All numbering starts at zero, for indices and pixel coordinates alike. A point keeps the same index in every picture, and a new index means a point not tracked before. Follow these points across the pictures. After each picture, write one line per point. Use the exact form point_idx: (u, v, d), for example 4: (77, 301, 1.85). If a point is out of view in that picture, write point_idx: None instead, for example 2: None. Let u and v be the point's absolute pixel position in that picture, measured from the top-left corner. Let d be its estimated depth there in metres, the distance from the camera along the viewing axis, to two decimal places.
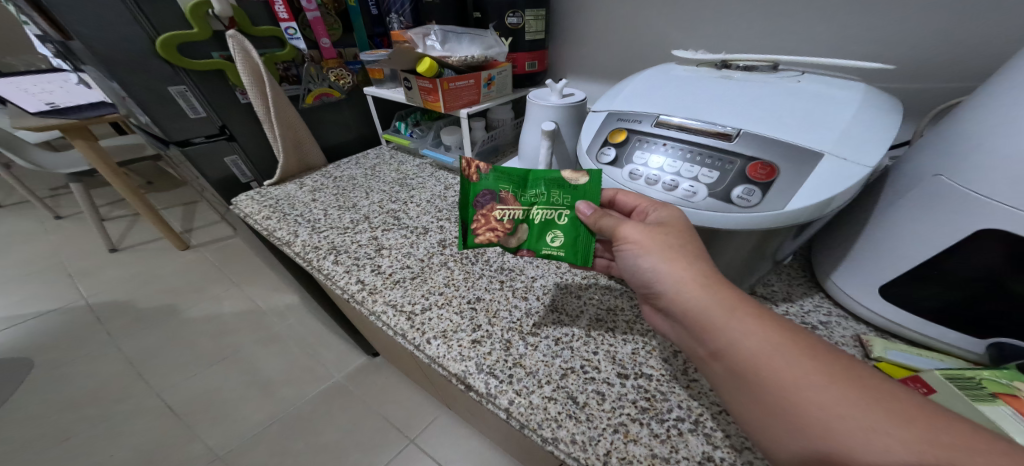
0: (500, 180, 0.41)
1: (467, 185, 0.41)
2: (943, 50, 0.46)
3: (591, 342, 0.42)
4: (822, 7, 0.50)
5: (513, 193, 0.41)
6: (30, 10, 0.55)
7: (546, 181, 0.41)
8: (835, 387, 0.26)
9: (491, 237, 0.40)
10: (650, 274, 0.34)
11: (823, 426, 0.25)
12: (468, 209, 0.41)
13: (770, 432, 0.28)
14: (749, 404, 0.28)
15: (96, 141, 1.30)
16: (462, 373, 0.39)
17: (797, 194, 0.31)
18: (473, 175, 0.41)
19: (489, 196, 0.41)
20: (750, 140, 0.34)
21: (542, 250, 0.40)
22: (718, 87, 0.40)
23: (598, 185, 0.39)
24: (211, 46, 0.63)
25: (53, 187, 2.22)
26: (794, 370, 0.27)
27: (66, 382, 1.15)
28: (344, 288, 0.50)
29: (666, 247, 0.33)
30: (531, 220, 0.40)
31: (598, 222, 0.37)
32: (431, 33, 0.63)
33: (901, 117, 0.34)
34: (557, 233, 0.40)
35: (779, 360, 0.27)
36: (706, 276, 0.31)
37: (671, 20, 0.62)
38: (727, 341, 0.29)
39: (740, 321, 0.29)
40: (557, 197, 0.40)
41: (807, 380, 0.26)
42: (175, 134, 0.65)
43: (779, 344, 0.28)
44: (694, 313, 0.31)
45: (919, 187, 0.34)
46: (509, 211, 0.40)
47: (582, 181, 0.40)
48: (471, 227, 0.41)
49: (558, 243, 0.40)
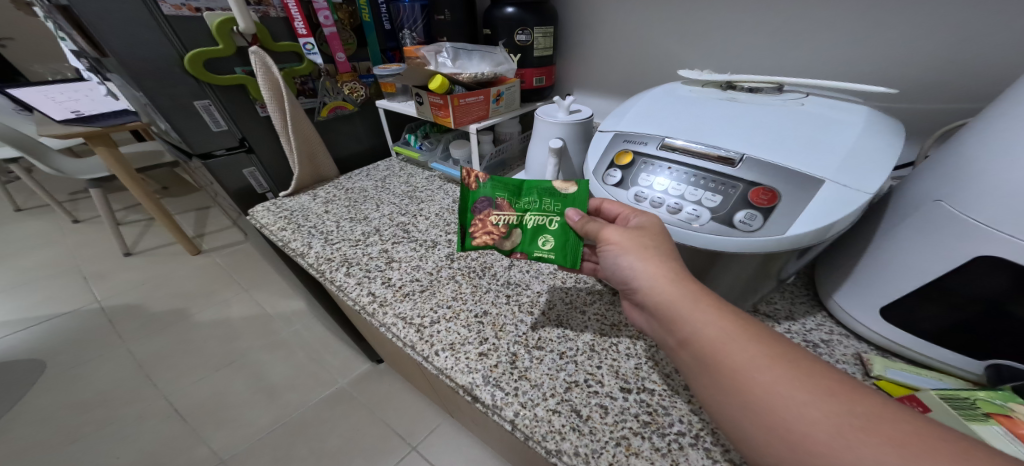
0: (498, 189, 0.43)
1: (466, 194, 0.43)
2: (947, 70, 0.46)
3: (595, 356, 0.43)
4: (825, 29, 0.51)
5: (509, 200, 0.43)
6: (68, 27, 0.58)
7: (539, 189, 0.43)
8: (790, 374, 0.27)
9: (487, 240, 0.42)
10: (628, 272, 0.34)
11: (770, 406, 0.26)
12: (468, 216, 0.43)
13: (725, 416, 0.28)
14: (704, 387, 0.29)
15: (116, 148, 1.34)
16: (469, 384, 0.40)
17: (798, 220, 0.32)
18: (472, 183, 0.43)
19: (487, 202, 0.43)
20: (753, 166, 0.35)
21: (533, 253, 0.41)
22: (721, 110, 0.41)
23: (586, 194, 0.41)
24: (234, 61, 0.66)
25: (72, 192, 2.28)
26: (744, 354, 0.28)
27: (78, 383, 1.18)
28: (355, 300, 0.51)
29: (643, 247, 0.34)
30: (524, 225, 0.42)
31: (585, 226, 0.38)
32: (443, 51, 0.65)
33: (903, 141, 0.35)
34: (548, 237, 0.41)
35: (733, 345, 0.28)
36: (677, 272, 0.32)
37: (676, 39, 0.63)
38: (691, 331, 0.30)
39: (702, 311, 0.30)
40: (549, 204, 0.42)
41: (756, 364, 0.27)
42: (199, 147, 0.68)
43: (736, 333, 0.29)
44: (663, 307, 0.31)
45: (921, 211, 0.35)
46: (503, 217, 0.42)
47: (571, 190, 0.42)
48: (469, 231, 0.43)
49: (548, 247, 0.41)
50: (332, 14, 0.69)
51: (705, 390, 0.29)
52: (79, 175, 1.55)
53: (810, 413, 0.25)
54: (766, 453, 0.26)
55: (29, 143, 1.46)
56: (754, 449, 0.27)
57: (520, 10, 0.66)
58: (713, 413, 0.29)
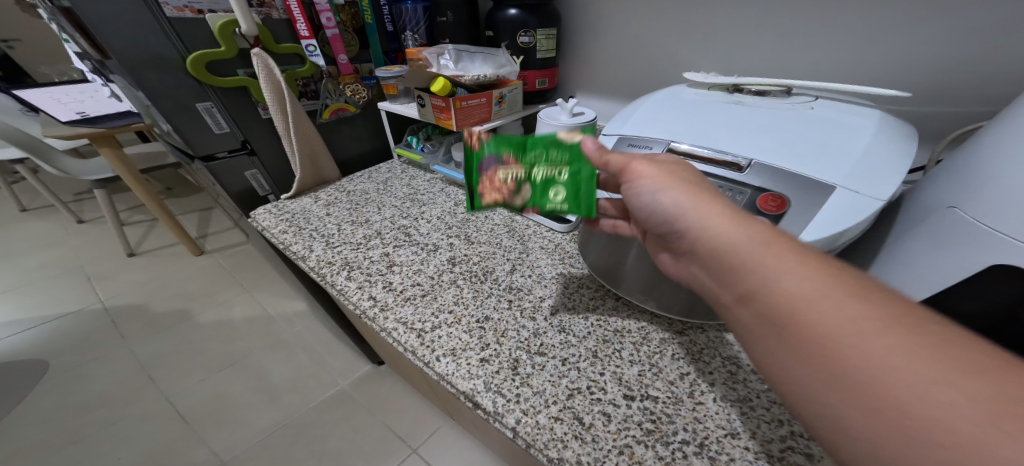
0: (501, 146, 0.41)
1: (474, 153, 0.42)
2: (957, 72, 0.46)
3: (598, 363, 0.42)
4: (833, 31, 0.51)
5: (514, 156, 0.41)
6: (71, 29, 0.58)
7: (544, 141, 0.41)
8: (899, 335, 0.21)
9: (496, 197, 0.41)
10: (676, 214, 0.31)
11: (867, 372, 0.21)
12: (474, 176, 0.43)
13: (803, 387, 0.23)
14: (776, 350, 0.24)
15: (120, 149, 1.35)
16: (470, 391, 0.40)
17: (808, 227, 0.31)
18: (475, 143, 0.42)
19: (492, 161, 0.42)
20: (762, 171, 0.35)
21: (546, 206, 0.40)
22: (728, 113, 0.41)
23: (594, 140, 0.40)
24: (236, 63, 0.66)
25: (77, 192, 2.30)
26: (835, 310, 0.23)
27: (80, 383, 1.18)
28: (356, 304, 0.51)
29: (693, 187, 0.31)
30: (533, 179, 0.41)
31: (604, 157, 0.36)
32: (445, 53, 0.65)
33: (915, 145, 0.34)
34: (559, 188, 0.40)
35: (821, 300, 0.23)
36: (742, 216, 0.28)
37: (681, 41, 0.62)
38: (759, 280, 0.25)
39: (778, 260, 0.25)
40: (556, 155, 0.40)
41: (853, 323, 0.22)
42: (201, 149, 0.68)
43: (816, 283, 0.24)
44: (726, 254, 0.27)
45: (934, 219, 0.34)
46: (510, 172, 0.41)
47: (578, 138, 0.40)
48: (477, 190, 0.42)
49: (561, 199, 0.40)
50: (334, 16, 0.69)
51: (770, 349, 0.25)
52: (84, 175, 1.55)
53: (923, 379, 0.20)
54: (852, 424, 0.21)
55: (34, 144, 1.47)
56: (841, 424, 0.22)
57: (522, 12, 0.65)
58: (790, 382, 0.24)
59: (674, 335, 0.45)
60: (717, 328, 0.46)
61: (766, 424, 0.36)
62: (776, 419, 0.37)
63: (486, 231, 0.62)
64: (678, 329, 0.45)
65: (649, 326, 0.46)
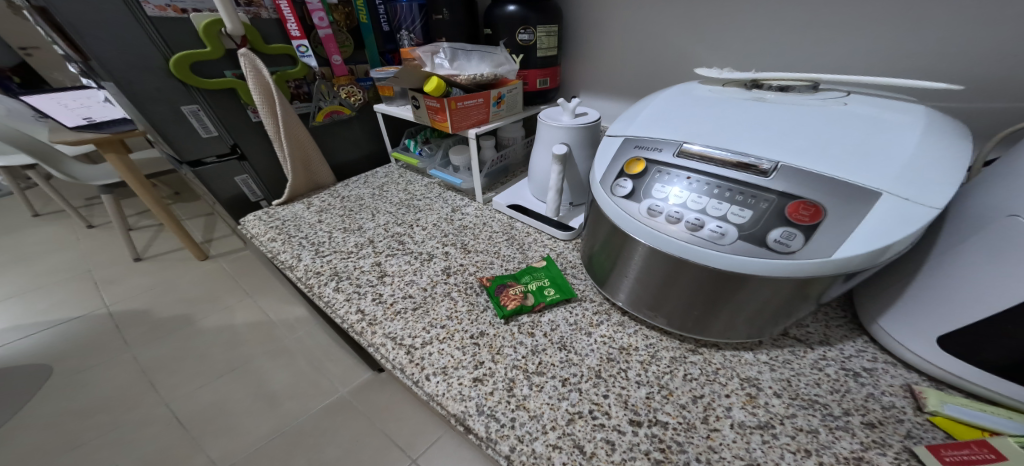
0: (504, 277, 0.50)
1: (483, 286, 0.49)
2: (1009, 61, 0.42)
3: (602, 384, 0.38)
4: (864, 21, 0.47)
5: (515, 280, 0.50)
6: (50, 31, 0.56)
7: (528, 269, 0.51)
8: None
9: (514, 299, 0.46)
10: None
11: None
12: (494, 297, 0.47)
13: None
14: None
15: (125, 154, 1.33)
16: (461, 414, 0.36)
17: (847, 240, 0.28)
18: (486, 278, 0.50)
19: (502, 286, 0.48)
20: (789, 176, 0.31)
21: (546, 298, 0.47)
22: (750, 111, 0.37)
23: (552, 263, 0.52)
24: (224, 65, 0.63)
25: (88, 198, 2.32)
26: None
27: (80, 389, 1.16)
28: (343, 318, 0.47)
29: None
30: (531, 288, 0.48)
31: None
32: (440, 51, 0.62)
33: (970, 145, 0.30)
34: (549, 286, 0.48)
35: None
36: None
37: (694, 36, 0.59)
38: None
39: None
40: (539, 273, 0.51)
41: None
42: (189, 153, 0.67)
43: None
44: None
45: (987, 228, 0.31)
46: (517, 288, 0.48)
47: (543, 263, 0.53)
48: (500, 302, 0.46)
49: (552, 291, 0.48)
50: (327, 15, 0.66)
51: None
52: (91, 180, 1.54)
53: None
54: None
55: (43, 150, 1.47)
56: None
57: (522, 8, 0.62)
58: None
59: (686, 354, 0.41)
60: (734, 346, 0.41)
61: (791, 454, 0.32)
62: (802, 449, 0.32)
63: (484, 239, 0.59)
64: (690, 347, 0.41)
65: (659, 343, 0.42)
